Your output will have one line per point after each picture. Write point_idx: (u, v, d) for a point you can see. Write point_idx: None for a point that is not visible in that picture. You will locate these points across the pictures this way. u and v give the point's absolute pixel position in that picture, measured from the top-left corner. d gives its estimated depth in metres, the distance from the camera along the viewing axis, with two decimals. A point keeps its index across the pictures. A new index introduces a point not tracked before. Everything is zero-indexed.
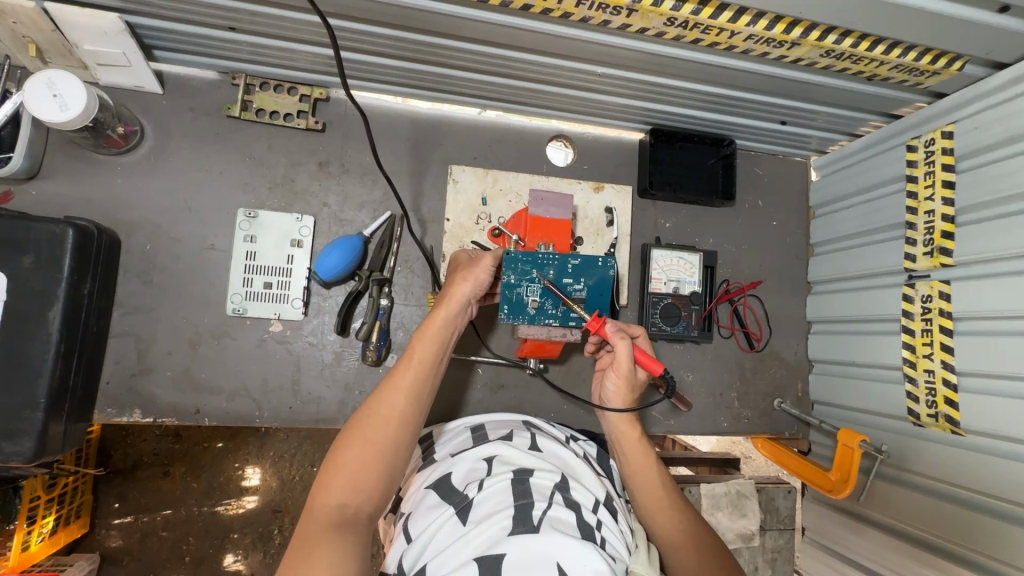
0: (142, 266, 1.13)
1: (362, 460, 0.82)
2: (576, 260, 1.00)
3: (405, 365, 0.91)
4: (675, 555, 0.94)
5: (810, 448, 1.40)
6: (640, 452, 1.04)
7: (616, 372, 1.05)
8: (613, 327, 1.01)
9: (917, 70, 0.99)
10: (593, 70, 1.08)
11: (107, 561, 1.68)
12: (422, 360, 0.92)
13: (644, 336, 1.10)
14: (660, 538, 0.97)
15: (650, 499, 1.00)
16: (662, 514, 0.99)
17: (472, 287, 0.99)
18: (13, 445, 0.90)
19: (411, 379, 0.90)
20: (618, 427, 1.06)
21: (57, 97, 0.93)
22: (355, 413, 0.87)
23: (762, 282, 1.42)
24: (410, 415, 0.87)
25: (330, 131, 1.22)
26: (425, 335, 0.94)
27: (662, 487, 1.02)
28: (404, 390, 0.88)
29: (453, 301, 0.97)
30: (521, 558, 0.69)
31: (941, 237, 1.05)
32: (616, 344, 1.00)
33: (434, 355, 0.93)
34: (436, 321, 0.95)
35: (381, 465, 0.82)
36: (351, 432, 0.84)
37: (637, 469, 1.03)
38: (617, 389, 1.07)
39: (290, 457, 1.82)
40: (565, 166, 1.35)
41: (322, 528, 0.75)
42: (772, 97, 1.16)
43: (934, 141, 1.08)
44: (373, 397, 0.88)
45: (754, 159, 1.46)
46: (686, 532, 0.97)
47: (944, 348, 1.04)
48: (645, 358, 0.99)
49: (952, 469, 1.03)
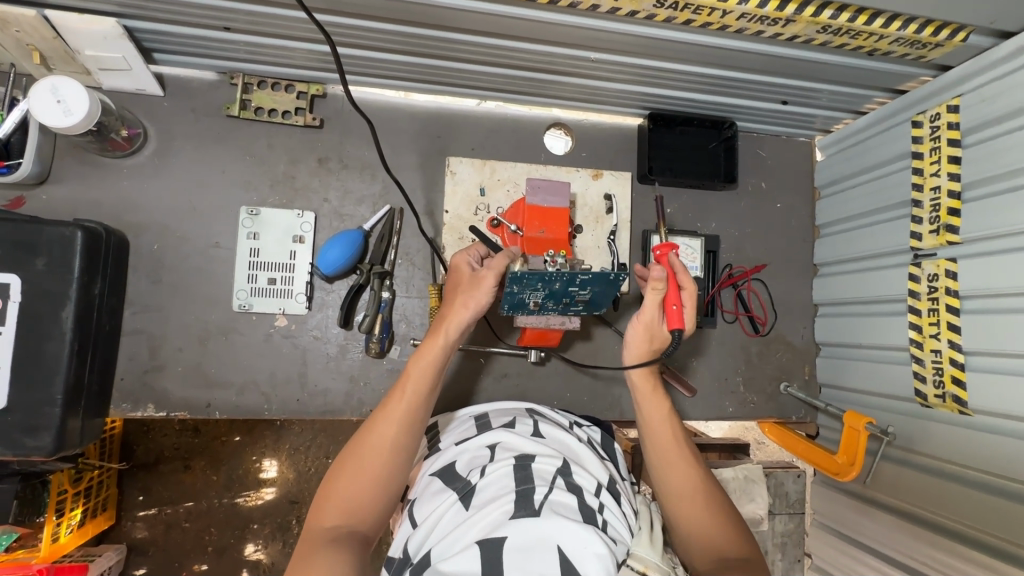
0: (151, 266, 1.16)
1: (356, 489, 0.84)
2: (585, 275, 0.96)
3: (399, 396, 0.92)
4: (685, 511, 0.94)
5: (818, 431, 1.38)
6: (658, 409, 1.03)
7: (637, 317, 1.03)
8: (661, 272, 0.96)
9: (919, 43, 0.96)
10: (587, 55, 1.08)
11: (134, 551, 1.74)
12: (418, 385, 0.93)
13: (687, 292, 1.03)
14: (670, 492, 0.96)
15: (662, 451, 1.00)
16: (674, 473, 0.97)
17: (473, 313, 0.98)
18: (33, 439, 0.94)
19: (404, 409, 0.90)
20: (636, 381, 1.05)
21: (60, 103, 0.96)
22: (353, 437, 0.90)
23: (766, 265, 1.40)
24: (403, 446, 0.88)
25: (328, 127, 1.24)
26: (419, 364, 0.95)
27: (675, 446, 1.00)
28: (397, 416, 0.90)
29: (450, 326, 0.97)
30: (521, 543, 0.70)
31: (948, 214, 1.03)
32: (652, 285, 0.98)
33: (430, 381, 0.94)
34: (434, 347, 0.96)
35: (373, 494, 0.85)
36: (346, 460, 0.87)
37: (652, 426, 1.02)
38: (636, 336, 1.04)
39: (305, 450, 1.86)
40: (564, 154, 1.34)
41: (313, 550, 0.77)
42: (772, 76, 1.14)
43: (940, 116, 1.05)
44: (367, 426, 0.90)
45: (756, 141, 1.43)
46: (696, 493, 0.95)
47: (951, 327, 1.02)
48: (674, 310, 0.99)
49: (962, 450, 1.01)
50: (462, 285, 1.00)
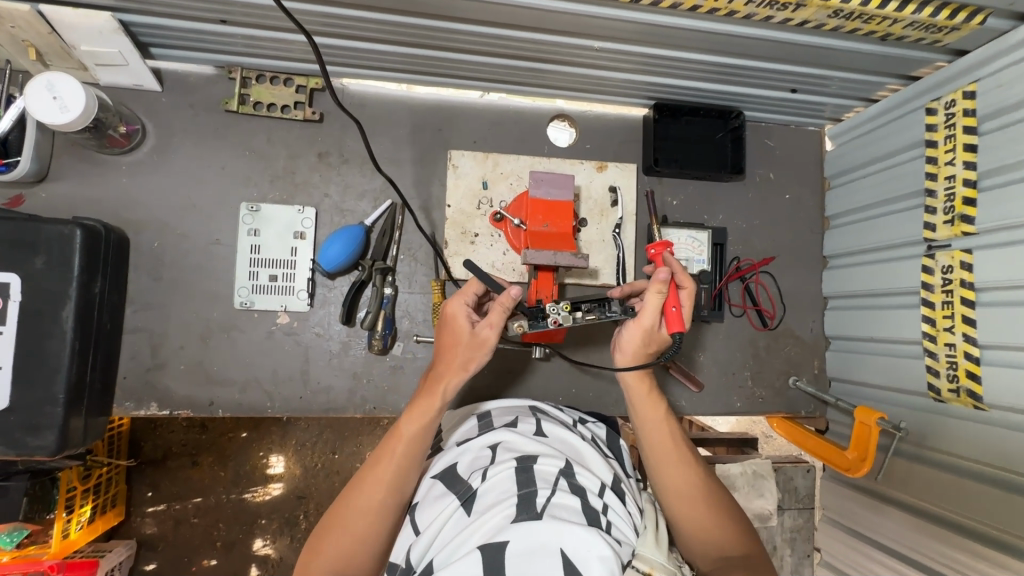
0: (152, 264, 1.15)
1: (343, 548, 0.84)
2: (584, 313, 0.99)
3: (390, 454, 0.89)
4: (683, 509, 0.93)
5: (828, 426, 1.36)
6: (651, 407, 1.00)
7: (635, 319, 0.98)
8: (666, 274, 0.92)
9: (934, 27, 0.93)
10: (590, 44, 1.05)
11: (144, 546, 1.75)
12: (410, 446, 0.89)
13: (688, 292, 0.97)
14: (667, 492, 0.95)
15: (657, 451, 0.98)
16: (671, 472, 0.96)
17: (469, 374, 0.93)
18: (36, 439, 0.94)
19: (394, 470, 0.88)
20: (628, 379, 1.01)
21: (56, 99, 0.95)
22: (344, 489, 0.89)
23: (774, 258, 1.38)
24: (392, 504, 0.87)
25: (328, 121, 1.22)
26: (411, 418, 0.91)
27: (671, 443, 0.98)
28: (387, 478, 0.87)
29: (445, 388, 0.92)
30: (524, 547, 0.69)
31: (963, 203, 1.00)
32: (655, 288, 0.93)
33: (423, 441, 0.90)
34: (428, 408, 0.91)
35: (362, 552, 0.85)
36: (336, 515, 0.86)
37: (647, 423, 0.99)
38: (632, 339, 0.99)
39: (312, 446, 1.87)
40: (568, 146, 1.32)
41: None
42: (780, 63, 1.11)
43: (955, 102, 1.02)
44: (357, 480, 0.89)
45: (764, 131, 1.40)
46: (695, 487, 0.94)
47: (966, 320, 0.99)
48: (673, 315, 0.95)
49: (977, 446, 0.99)
50: (460, 337, 0.94)
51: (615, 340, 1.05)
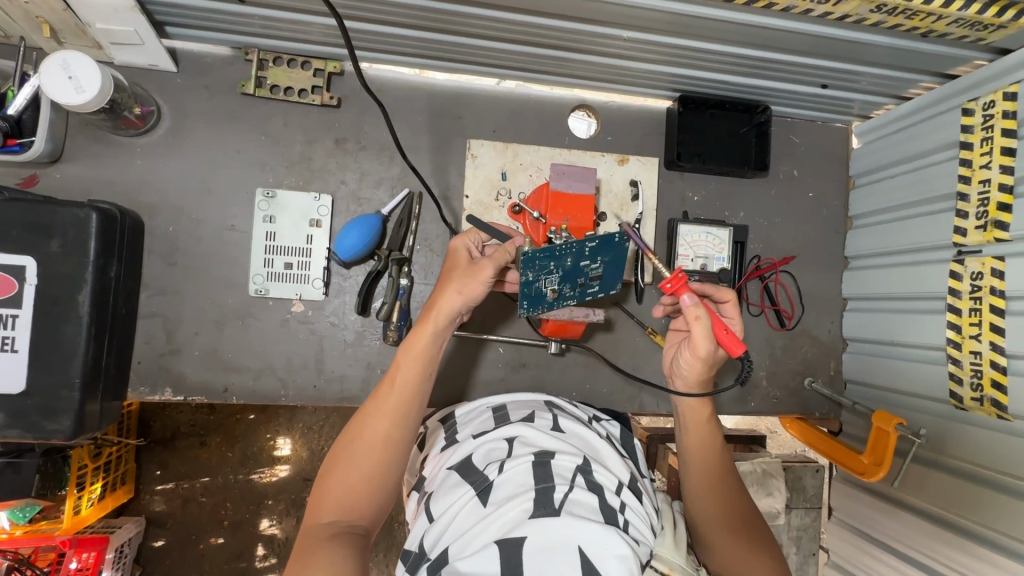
0: (166, 248, 1.14)
1: (351, 481, 0.84)
2: (593, 243, 0.93)
3: (390, 386, 0.90)
4: (717, 532, 0.94)
5: (841, 428, 1.36)
6: (702, 431, 1.00)
7: (691, 351, 0.96)
8: (691, 301, 0.89)
9: (980, 24, 0.89)
10: (617, 33, 1.02)
11: (152, 523, 1.77)
12: (406, 379, 0.90)
13: (730, 303, 1.05)
14: (703, 513, 0.96)
15: (701, 474, 0.98)
16: (710, 495, 0.97)
17: (464, 302, 0.92)
18: (52, 423, 0.94)
19: (395, 404, 0.89)
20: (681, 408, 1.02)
21: (72, 79, 0.93)
22: (347, 427, 0.90)
23: (795, 257, 1.35)
24: (395, 434, 0.88)
25: (345, 106, 1.19)
26: (409, 350, 0.91)
27: (717, 471, 0.98)
28: (388, 414, 0.88)
29: (440, 314, 0.92)
30: (541, 543, 0.68)
31: (997, 209, 0.98)
32: (693, 318, 0.90)
33: (420, 374, 0.91)
34: (424, 335, 0.91)
35: (371, 489, 0.85)
36: (340, 453, 0.87)
37: (695, 446, 1.00)
38: (694, 369, 0.97)
39: (318, 429, 1.87)
40: (588, 138, 1.29)
41: (317, 539, 0.78)
42: (812, 58, 1.08)
43: (995, 103, 0.99)
44: (360, 417, 0.89)
45: (790, 126, 1.37)
46: (732, 513, 0.96)
47: (993, 328, 0.98)
48: (727, 338, 0.89)
49: (1004, 457, 0.97)
50: (458, 266, 0.96)
51: (673, 370, 1.04)
